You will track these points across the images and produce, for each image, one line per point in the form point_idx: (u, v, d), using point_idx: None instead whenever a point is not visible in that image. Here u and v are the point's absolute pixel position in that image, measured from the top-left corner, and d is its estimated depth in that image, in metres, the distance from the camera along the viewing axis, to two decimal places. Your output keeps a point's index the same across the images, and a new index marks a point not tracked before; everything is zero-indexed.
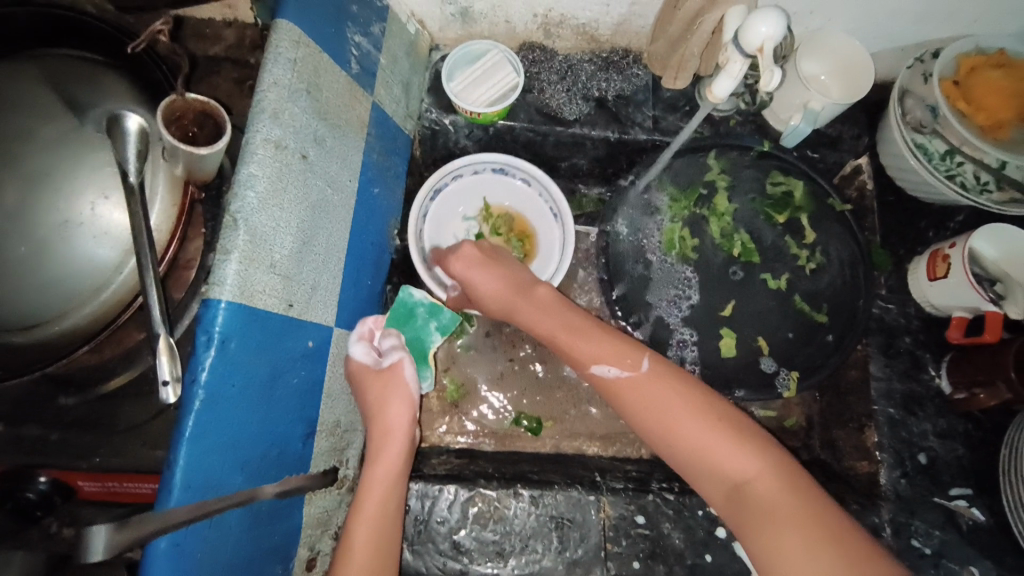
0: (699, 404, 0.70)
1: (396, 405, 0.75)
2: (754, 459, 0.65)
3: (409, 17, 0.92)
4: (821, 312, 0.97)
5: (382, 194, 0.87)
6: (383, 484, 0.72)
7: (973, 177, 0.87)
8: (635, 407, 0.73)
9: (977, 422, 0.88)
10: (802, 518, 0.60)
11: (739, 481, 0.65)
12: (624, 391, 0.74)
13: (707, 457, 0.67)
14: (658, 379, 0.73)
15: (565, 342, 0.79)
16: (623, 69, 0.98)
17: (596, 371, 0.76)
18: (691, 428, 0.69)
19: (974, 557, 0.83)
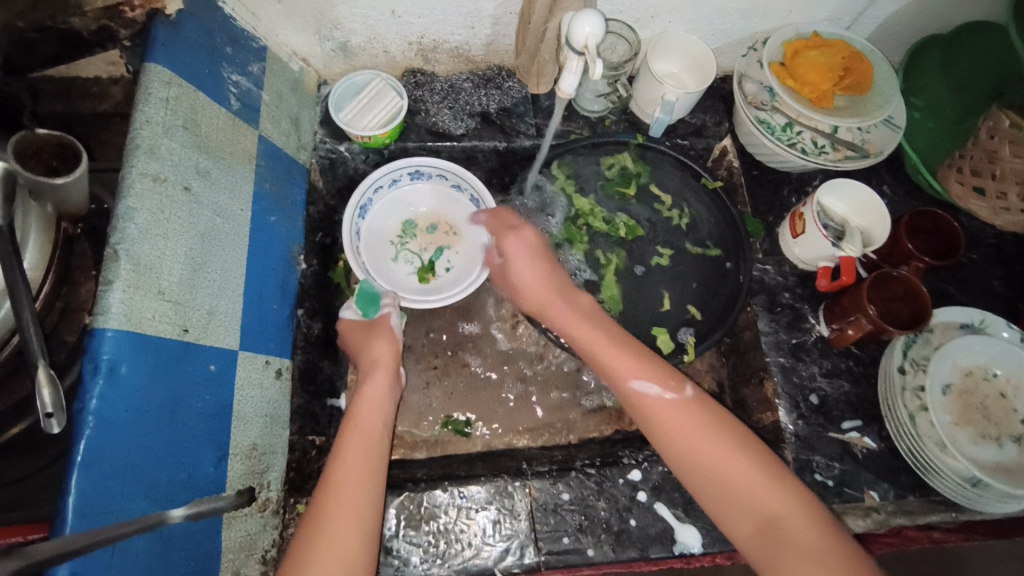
0: (738, 439, 0.74)
1: (382, 341, 0.89)
2: (789, 502, 0.69)
3: (292, 56, 0.98)
4: (711, 247, 1.07)
5: (280, 221, 0.90)
6: (372, 400, 0.81)
7: (812, 142, 0.98)
8: (666, 435, 0.76)
9: (856, 358, 0.98)
10: (832, 554, 0.64)
11: (767, 518, 0.69)
12: (651, 419, 0.77)
13: (744, 489, 0.70)
14: (705, 411, 0.76)
15: (600, 351, 0.84)
16: (499, 84, 1.06)
17: (637, 388, 0.79)
18: (721, 459, 0.72)
19: (873, 482, 0.91)
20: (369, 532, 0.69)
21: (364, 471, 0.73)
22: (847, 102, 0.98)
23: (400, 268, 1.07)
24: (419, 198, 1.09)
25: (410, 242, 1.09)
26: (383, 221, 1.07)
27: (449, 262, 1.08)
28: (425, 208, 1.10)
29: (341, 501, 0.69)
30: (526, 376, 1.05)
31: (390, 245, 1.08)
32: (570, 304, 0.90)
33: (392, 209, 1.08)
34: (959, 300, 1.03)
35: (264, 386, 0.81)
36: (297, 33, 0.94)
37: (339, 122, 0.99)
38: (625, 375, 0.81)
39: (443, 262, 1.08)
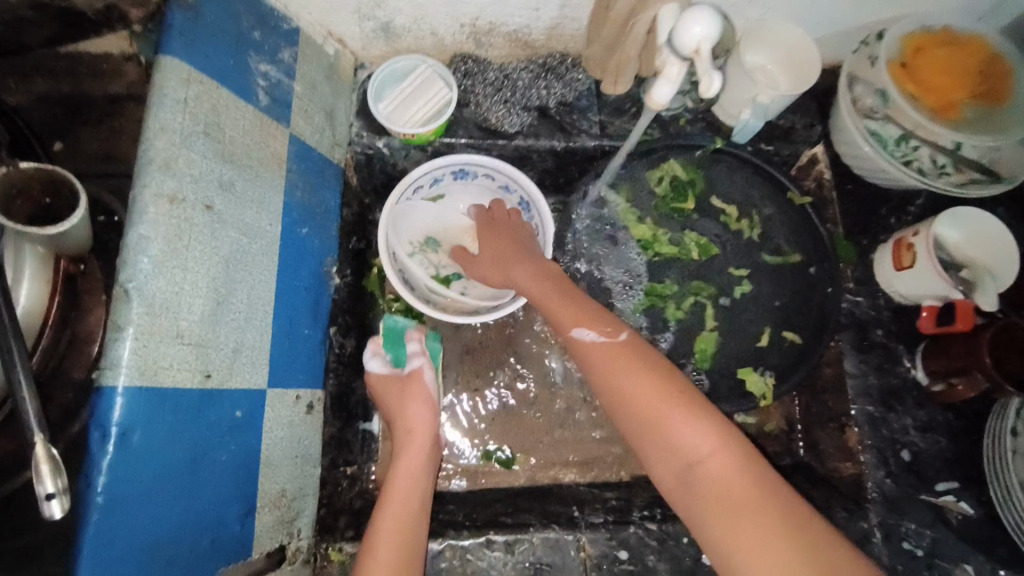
0: (667, 381, 0.63)
1: (419, 404, 0.81)
2: (711, 440, 0.59)
3: (326, 38, 0.85)
4: (792, 252, 0.95)
5: (313, 234, 0.79)
6: (406, 480, 0.75)
7: (931, 161, 0.83)
8: (603, 377, 0.67)
9: (956, 411, 0.86)
10: (758, 507, 0.55)
11: (692, 464, 0.59)
12: (588, 355, 0.68)
13: (686, 449, 0.60)
14: (632, 354, 0.66)
15: (546, 299, 0.76)
16: (561, 74, 0.93)
17: (575, 332, 0.71)
18: (650, 400, 0.62)
19: (968, 553, 0.80)
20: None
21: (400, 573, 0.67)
22: (978, 113, 0.82)
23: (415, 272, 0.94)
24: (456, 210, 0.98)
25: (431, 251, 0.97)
26: (411, 221, 0.96)
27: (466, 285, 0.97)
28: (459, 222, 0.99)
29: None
30: (576, 405, 0.95)
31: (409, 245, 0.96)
32: (529, 262, 0.82)
33: (423, 210, 0.97)
34: None
35: (294, 424, 0.72)
36: (334, 11, 0.81)
37: (378, 116, 0.87)
38: (571, 318, 0.72)
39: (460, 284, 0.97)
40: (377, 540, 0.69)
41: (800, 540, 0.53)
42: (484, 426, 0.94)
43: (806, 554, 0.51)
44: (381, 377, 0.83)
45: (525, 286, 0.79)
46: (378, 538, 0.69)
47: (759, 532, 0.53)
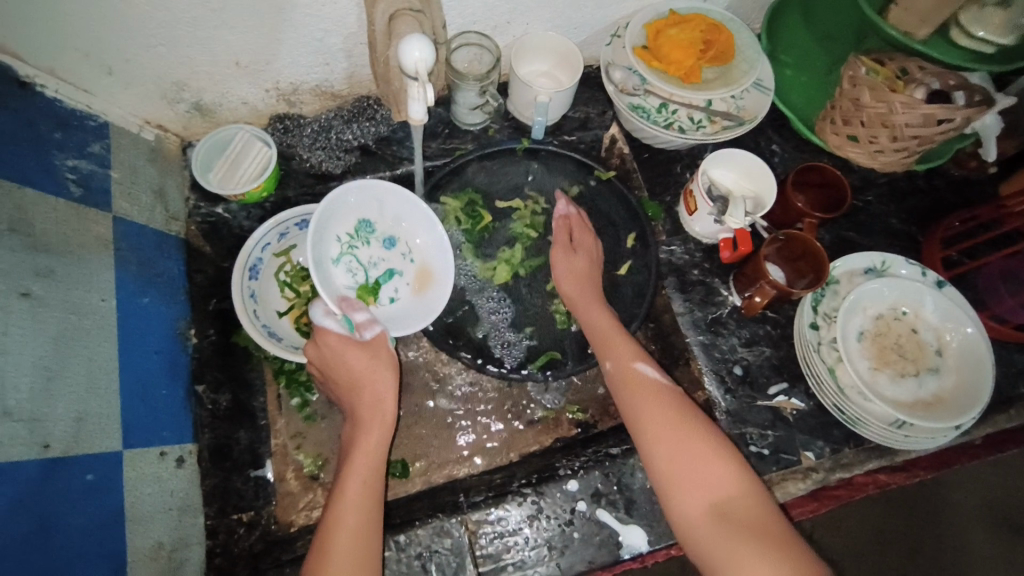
0: (711, 431, 0.74)
1: (383, 381, 0.84)
2: (741, 479, 0.71)
3: (142, 125, 0.93)
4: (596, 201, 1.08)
5: (157, 301, 0.85)
6: (369, 453, 0.79)
7: (688, 119, 0.99)
8: (647, 405, 0.78)
9: (772, 322, 0.98)
10: (769, 533, 0.65)
11: (723, 497, 0.69)
12: (641, 388, 0.80)
13: (714, 472, 0.71)
14: (681, 401, 0.79)
15: (612, 341, 0.87)
16: (371, 115, 1.03)
17: (639, 367, 0.83)
18: (693, 437, 0.73)
19: (807, 441, 0.92)
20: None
21: (365, 539, 0.72)
22: (715, 73, 0.98)
23: (338, 276, 0.90)
24: (394, 207, 0.94)
25: (361, 247, 0.93)
26: (341, 217, 0.90)
27: (394, 292, 0.95)
28: (394, 216, 0.95)
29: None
30: (458, 403, 1.02)
31: (336, 241, 0.91)
32: (607, 312, 0.92)
33: (357, 203, 0.91)
34: (863, 245, 1.05)
35: (162, 478, 0.77)
36: (141, 101, 0.89)
37: (209, 185, 0.95)
38: (633, 357, 0.84)
39: (389, 290, 0.95)
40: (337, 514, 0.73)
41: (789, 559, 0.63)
42: None
43: (785, 559, 0.63)
44: (338, 339, 0.84)
45: (592, 322, 0.91)
46: (342, 514, 0.73)
47: (755, 554, 0.64)
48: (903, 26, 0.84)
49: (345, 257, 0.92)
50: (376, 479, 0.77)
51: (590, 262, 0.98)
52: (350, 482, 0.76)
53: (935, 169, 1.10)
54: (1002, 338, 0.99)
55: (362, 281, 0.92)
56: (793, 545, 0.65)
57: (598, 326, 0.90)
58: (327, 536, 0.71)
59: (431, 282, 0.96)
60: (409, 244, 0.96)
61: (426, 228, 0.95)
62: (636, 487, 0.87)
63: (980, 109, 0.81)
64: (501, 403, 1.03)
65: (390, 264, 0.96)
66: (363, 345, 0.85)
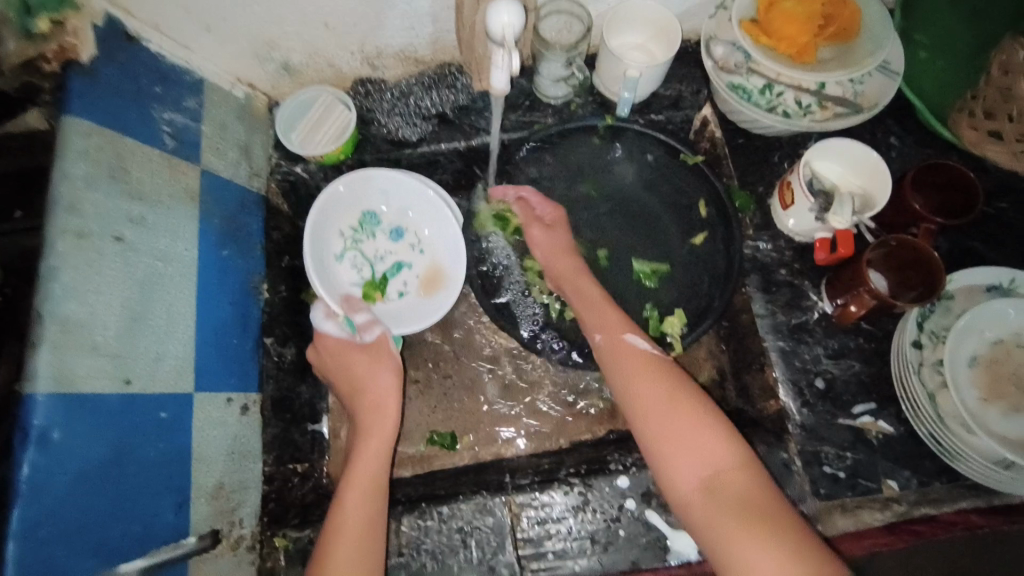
0: (697, 401, 0.75)
1: (385, 379, 0.87)
2: (731, 450, 0.70)
3: (235, 83, 0.95)
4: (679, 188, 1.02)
5: (235, 255, 0.89)
6: (374, 447, 0.82)
7: (794, 103, 0.90)
8: (636, 377, 0.79)
9: (867, 335, 0.89)
10: (758, 502, 0.66)
11: (713, 469, 0.69)
12: (629, 360, 0.81)
13: (702, 440, 0.71)
14: (670, 373, 0.79)
15: (601, 312, 0.87)
16: (452, 83, 1.01)
17: (629, 338, 0.83)
18: (679, 408, 0.74)
19: (892, 470, 0.84)
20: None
21: (371, 523, 0.75)
22: (833, 53, 0.87)
23: (344, 273, 0.96)
24: (397, 197, 0.98)
25: (369, 240, 0.98)
26: (344, 215, 0.96)
27: (404, 285, 0.98)
28: (401, 207, 0.99)
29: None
30: (513, 383, 1.01)
31: (340, 237, 0.97)
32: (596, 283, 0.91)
33: (358, 197, 0.96)
34: (989, 259, 0.92)
35: (227, 424, 0.82)
36: (235, 58, 0.91)
37: (292, 146, 0.97)
38: (622, 329, 0.84)
39: (397, 283, 0.98)
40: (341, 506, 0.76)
41: (780, 528, 0.63)
42: (426, 415, 0.99)
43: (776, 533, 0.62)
44: (337, 342, 0.90)
45: (583, 292, 0.90)
46: (346, 506, 0.76)
47: (744, 530, 0.63)
48: None
49: (352, 254, 0.97)
50: (379, 474, 0.80)
51: (568, 241, 0.96)
52: (354, 477, 0.79)
53: None
54: None
55: (368, 275, 0.97)
56: (781, 515, 0.64)
57: (588, 297, 0.90)
58: (333, 525, 0.75)
59: (442, 276, 0.97)
60: (420, 234, 0.99)
61: (437, 215, 0.97)
62: None
63: None
64: (557, 389, 1.00)
65: (399, 257, 0.99)
66: (364, 347, 0.89)
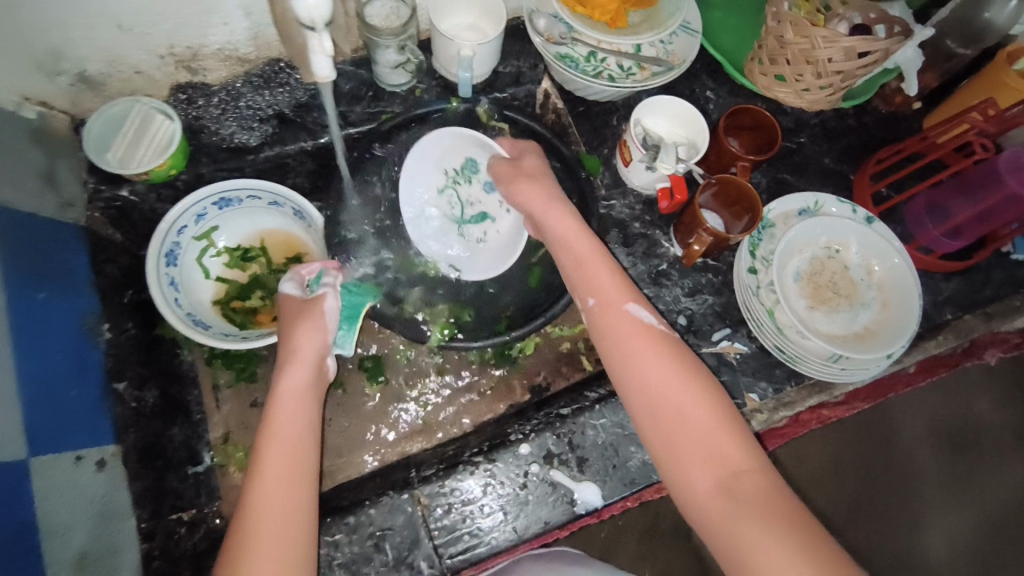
0: (715, 405, 0.70)
1: (308, 335, 0.81)
2: (745, 451, 0.67)
3: (20, 103, 0.83)
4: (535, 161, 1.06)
5: (57, 296, 0.78)
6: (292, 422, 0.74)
7: (617, 67, 0.96)
8: (639, 362, 0.73)
9: (714, 270, 0.99)
10: (777, 506, 0.63)
11: (729, 473, 0.66)
12: (638, 347, 0.74)
13: (710, 440, 0.67)
14: (682, 356, 0.73)
15: (595, 274, 0.80)
16: (283, 80, 0.96)
17: (629, 308, 0.76)
18: (696, 412, 0.69)
19: (753, 383, 0.94)
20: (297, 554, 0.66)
21: (296, 530, 0.67)
22: (640, 18, 0.96)
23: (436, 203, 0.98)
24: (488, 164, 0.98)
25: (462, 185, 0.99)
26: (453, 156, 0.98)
27: (483, 236, 1.00)
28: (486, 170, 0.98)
29: (266, 539, 0.65)
30: (405, 378, 1.00)
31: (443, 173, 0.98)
32: (569, 214, 0.86)
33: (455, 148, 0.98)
34: (798, 187, 1.06)
35: (82, 484, 0.72)
36: (15, 74, 0.80)
37: (106, 166, 0.87)
38: (623, 297, 0.78)
39: (478, 231, 1.00)
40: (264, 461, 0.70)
41: (800, 534, 0.61)
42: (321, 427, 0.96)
43: (794, 528, 0.61)
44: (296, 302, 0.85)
45: (577, 252, 0.82)
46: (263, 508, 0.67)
47: (771, 528, 0.61)
48: None
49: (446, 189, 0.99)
50: (307, 407, 0.76)
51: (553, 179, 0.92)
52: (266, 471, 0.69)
53: (864, 108, 1.11)
54: (929, 269, 1.02)
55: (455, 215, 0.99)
56: (798, 519, 0.62)
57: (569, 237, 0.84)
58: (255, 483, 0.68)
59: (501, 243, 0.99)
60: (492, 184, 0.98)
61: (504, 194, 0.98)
62: (587, 444, 0.87)
63: (900, 38, 0.82)
64: (451, 374, 1.00)
65: (484, 207, 1.00)
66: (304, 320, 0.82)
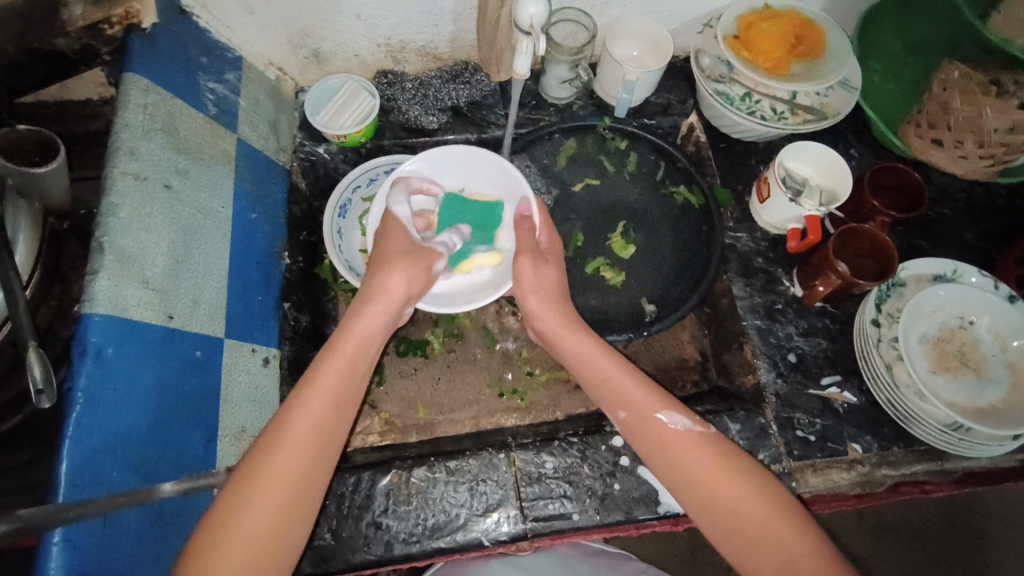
0: (765, 495, 0.72)
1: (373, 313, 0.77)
2: (803, 538, 0.69)
3: (267, 65, 1.03)
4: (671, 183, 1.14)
5: (262, 219, 0.94)
6: (275, 476, 0.65)
7: (770, 109, 1.04)
8: (690, 464, 0.74)
9: (832, 317, 1.00)
10: None
11: (790, 558, 0.67)
12: (671, 443, 0.76)
13: (764, 529, 0.70)
14: (720, 451, 0.75)
15: (622, 386, 0.81)
16: (466, 79, 1.12)
17: (662, 418, 0.78)
18: (745, 498, 0.71)
19: (856, 434, 0.92)
20: (285, 514, 0.65)
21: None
22: (802, 68, 1.02)
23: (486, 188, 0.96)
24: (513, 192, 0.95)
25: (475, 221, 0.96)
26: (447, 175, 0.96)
27: (486, 266, 0.94)
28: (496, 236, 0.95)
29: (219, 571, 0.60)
30: (514, 356, 1.09)
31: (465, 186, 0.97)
32: (584, 336, 0.85)
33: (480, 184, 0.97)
34: (935, 255, 1.05)
35: (252, 372, 0.85)
36: (271, 42, 1.00)
37: (316, 122, 1.04)
38: (651, 406, 0.79)
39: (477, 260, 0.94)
40: (256, 472, 0.65)
41: None
42: (430, 383, 1.06)
43: None
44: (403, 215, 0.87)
45: (591, 364, 0.83)
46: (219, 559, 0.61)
47: None
48: (1005, 31, 0.89)
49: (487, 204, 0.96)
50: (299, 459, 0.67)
51: (558, 277, 0.90)
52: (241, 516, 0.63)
53: (1017, 190, 1.10)
54: None
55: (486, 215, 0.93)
56: None
57: (545, 290, 0.87)
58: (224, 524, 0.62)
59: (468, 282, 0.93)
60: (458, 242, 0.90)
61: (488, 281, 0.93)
62: None
63: None
64: (557, 364, 1.08)
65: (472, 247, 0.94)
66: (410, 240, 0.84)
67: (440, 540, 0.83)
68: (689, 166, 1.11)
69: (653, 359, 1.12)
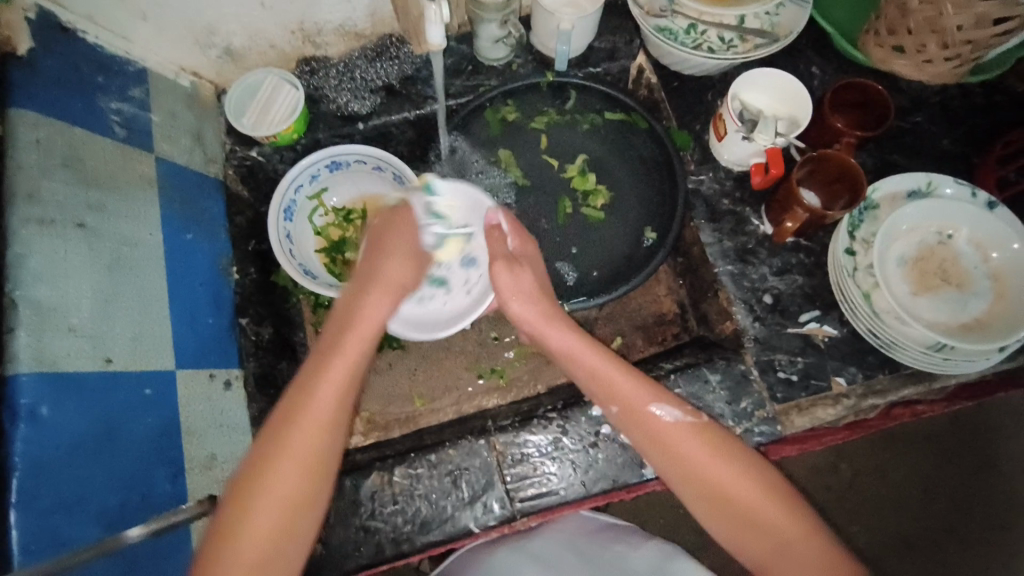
0: (760, 483, 0.69)
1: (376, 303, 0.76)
2: (795, 522, 0.67)
3: (179, 72, 0.97)
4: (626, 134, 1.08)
5: (199, 238, 0.91)
6: (284, 485, 0.66)
7: (717, 39, 0.98)
8: (682, 454, 0.72)
9: (807, 251, 0.96)
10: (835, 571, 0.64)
11: (782, 544, 0.67)
12: (661, 437, 0.73)
13: (758, 514, 0.68)
14: (710, 440, 0.72)
15: (613, 379, 0.76)
16: (393, 54, 1.04)
17: (653, 410, 0.74)
18: (740, 489, 0.69)
19: (840, 367, 0.90)
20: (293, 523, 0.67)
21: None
22: None
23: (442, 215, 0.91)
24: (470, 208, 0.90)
25: None
26: None
27: (468, 285, 0.95)
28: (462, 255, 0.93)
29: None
30: (487, 336, 1.06)
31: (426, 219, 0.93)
32: (572, 331, 0.80)
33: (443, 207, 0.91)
34: (910, 169, 1.00)
35: (213, 399, 0.84)
36: (176, 45, 0.93)
37: (242, 126, 0.98)
38: (643, 398, 0.75)
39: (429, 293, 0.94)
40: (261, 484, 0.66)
41: None
42: (407, 376, 1.04)
43: None
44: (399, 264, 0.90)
45: (579, 358, 0.78)
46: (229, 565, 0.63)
47: None
48: None
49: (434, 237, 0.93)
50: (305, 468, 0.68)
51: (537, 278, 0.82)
52: (251, 527, 0.65)
53: (993, 84, 1.03)
54: None
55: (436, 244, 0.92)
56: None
57: (524, 292, 0.80)
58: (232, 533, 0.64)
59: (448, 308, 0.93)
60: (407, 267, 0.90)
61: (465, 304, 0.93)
62: None
63: None
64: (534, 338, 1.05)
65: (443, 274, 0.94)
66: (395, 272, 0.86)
67: (431, 534, 0.83)
68: (643, 112, 1.04)
69: (631, 318, 1.10)
